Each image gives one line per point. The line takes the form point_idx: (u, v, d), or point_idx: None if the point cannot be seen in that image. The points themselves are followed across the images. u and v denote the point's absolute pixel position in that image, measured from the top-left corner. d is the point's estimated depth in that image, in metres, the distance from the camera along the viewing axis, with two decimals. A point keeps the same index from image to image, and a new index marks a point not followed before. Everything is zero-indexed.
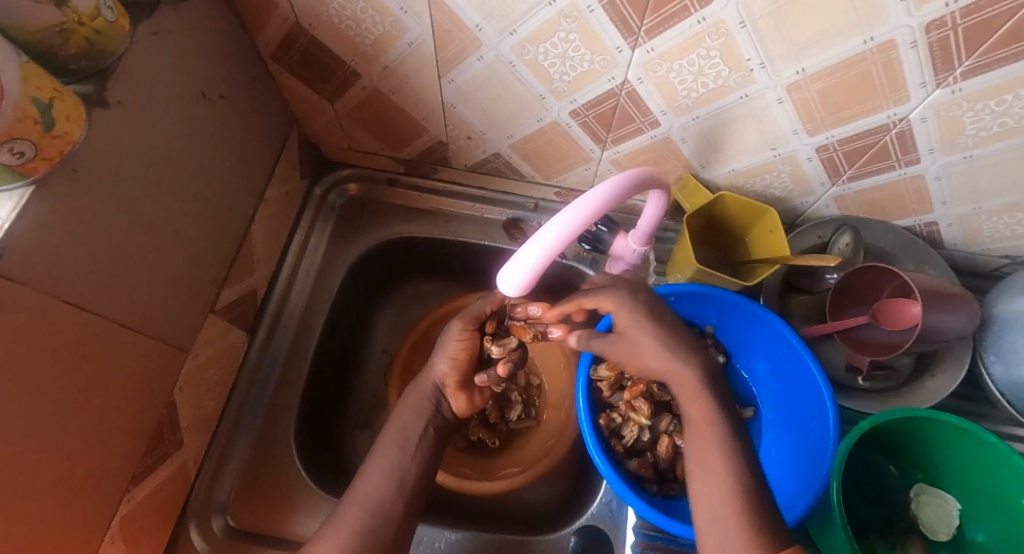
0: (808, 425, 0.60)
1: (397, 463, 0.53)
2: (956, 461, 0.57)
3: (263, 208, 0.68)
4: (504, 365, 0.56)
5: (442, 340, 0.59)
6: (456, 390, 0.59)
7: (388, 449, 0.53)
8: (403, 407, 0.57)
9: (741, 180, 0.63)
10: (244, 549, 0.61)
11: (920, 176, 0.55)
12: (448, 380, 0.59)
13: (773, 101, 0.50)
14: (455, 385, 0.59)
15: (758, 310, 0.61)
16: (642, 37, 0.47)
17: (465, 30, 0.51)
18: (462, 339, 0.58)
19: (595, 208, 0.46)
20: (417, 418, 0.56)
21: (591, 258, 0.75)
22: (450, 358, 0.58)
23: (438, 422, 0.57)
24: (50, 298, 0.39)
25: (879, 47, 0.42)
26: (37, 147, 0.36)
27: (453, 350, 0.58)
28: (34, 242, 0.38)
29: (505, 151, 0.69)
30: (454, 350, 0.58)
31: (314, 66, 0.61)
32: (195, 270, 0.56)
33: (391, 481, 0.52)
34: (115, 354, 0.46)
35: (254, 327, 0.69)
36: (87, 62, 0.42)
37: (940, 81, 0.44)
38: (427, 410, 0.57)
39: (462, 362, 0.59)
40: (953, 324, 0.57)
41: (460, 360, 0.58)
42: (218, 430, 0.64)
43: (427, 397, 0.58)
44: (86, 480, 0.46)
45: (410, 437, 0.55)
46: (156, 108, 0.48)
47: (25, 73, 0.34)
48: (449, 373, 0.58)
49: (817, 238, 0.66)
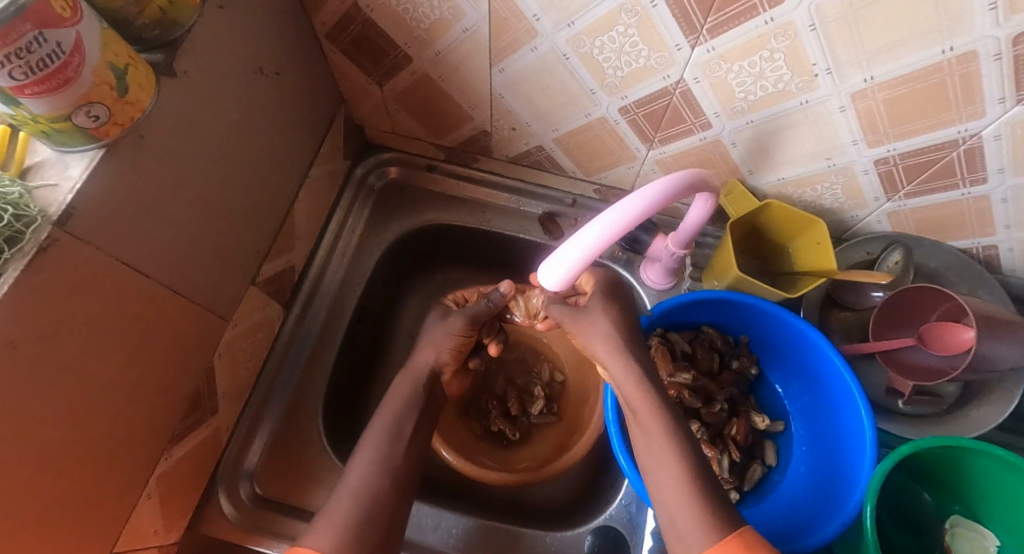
0: (842, 445, 0.58)
1: (400, 448, 0.54)
2: (1000, 497, 0.54)
3: (307, 185, 0.69)
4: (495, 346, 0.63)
5: (431, 328, 0.61)
6: (450, 376, 0.62)
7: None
8: (398, 389, 0.58)
9: (790, 189, 0.62)
10: (267, 518, 0.62)
11: (984, 197, 0.53)
12: (445, 367, 0.60)
13: (834, 109, 0.49)
14: (451, 371, 0.61)
15: (798, 323, 0.59)
16: (704, 36, 0.46)
17: (522, 20, 0.51)
18: (463, 333, 0.59)
19: (641, 208, 0.45)
20: None
21: (626, 259, 0.74)
22: (450, 347, 0.60)
23: None
24: (109, 259, 0.40)
25: (958, 58, 0.41)
26: (110, 112, 0.37)
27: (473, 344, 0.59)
28: (101, 203, 0.39)
29: (549, 144, 0.68)
30: (448, 341, 0.59)
31: (368, 49, 0.62)
32: (241, 242, 0.57)
33: (404, 466, 0.53)
34: (164, 318, 0.48)
35: (290, 301, 0.71)
36: (158, 32, 0.43)
37: (1021, 97, 0.42)
38: (421, 391, 0.58)
39: (462, 352, 0.61)
40: (1007, 353, 0.55)
41: (462, 350, 0.61)
42: (250, 400, 0.66)
43: (428, 382, 0.59)
44: (128, 437, 0.47)
45: None
46: (217, 81, 0.49)
47: (105, 39, 0.35)
48: (447, 361, 0.60)
49: (864, 254, 0.64)
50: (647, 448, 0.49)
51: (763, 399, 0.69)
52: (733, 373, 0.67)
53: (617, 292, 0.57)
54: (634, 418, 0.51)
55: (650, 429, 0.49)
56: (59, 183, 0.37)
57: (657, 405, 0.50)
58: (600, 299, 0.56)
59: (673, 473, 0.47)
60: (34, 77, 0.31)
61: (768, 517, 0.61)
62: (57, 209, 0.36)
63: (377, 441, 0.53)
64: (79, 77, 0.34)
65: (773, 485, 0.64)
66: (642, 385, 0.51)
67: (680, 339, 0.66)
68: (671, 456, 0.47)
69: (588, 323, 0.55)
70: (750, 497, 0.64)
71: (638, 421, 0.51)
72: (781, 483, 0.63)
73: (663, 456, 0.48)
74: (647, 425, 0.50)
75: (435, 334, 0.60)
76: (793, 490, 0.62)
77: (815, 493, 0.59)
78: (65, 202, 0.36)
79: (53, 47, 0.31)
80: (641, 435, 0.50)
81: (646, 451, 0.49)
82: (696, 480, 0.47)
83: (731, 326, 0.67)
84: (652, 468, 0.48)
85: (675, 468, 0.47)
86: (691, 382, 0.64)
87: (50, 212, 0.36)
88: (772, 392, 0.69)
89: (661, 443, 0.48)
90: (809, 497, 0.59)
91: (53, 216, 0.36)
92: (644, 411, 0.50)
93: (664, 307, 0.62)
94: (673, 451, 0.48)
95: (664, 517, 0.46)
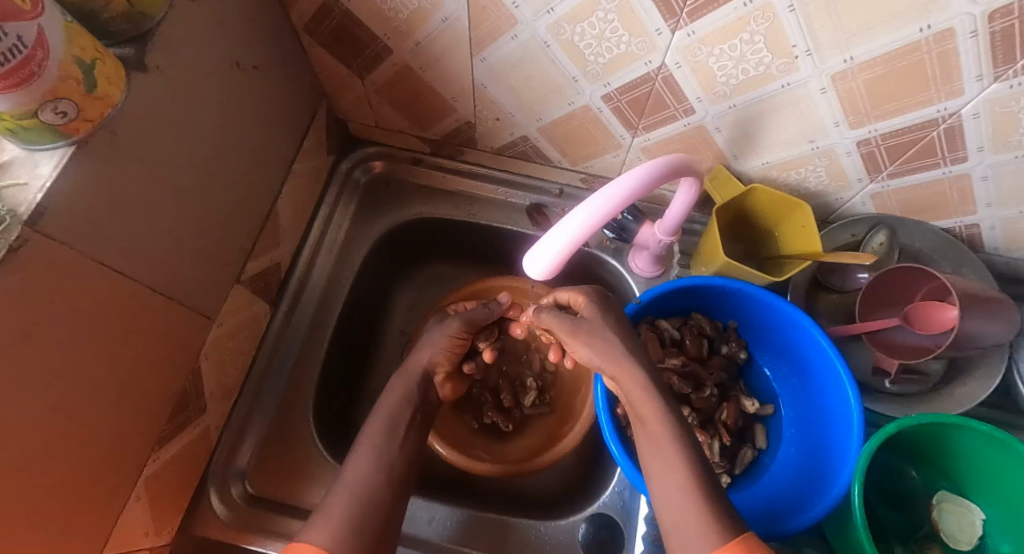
0: (831, 426, 0.58)
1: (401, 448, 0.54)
2: (986, 472, 0.55)
3: (290, 181, 0.68)
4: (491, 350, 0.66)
5: (429, 332, 0.64)
6: (445, 378, 0.63)
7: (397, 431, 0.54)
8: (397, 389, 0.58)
9: (774, 173, 0.62)
10: (261, 517, 0.62)
11: (965, 175, 0.53)
12: (439, 368, 0.62)
13: (816, 90, 0.49)
14: (445, 373, 0.63)
15: (785, 306, 0.59)
16: (684, 19, 0.46)
17: (501, 7, 0.50)
18: (459, 334, 0.63)
19: (624, 195, 0.45)
20: (408, 403, 0.57)
21: (614, 248, 0.74)
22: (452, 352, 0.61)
23: (425, 408, 0.59)
24: (87, 259, 0.40)
25: (936, 36, 0.41)
26: (79, 107, 0.36)
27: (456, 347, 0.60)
28: (73, 202, 0.38)
29: (533, 134, 0.68)
30: (444, 341, 0.62)
31: (346, 41, 0.61)
32: (224, 240, 0.57)
33: (393, 460, 0.53)
34: (145, 319, 0.47)
35: (277, 300, 0.70)
36: (127, 25, 0.42)
37: (999, 74, 0.43)
38: (417, 391, 0.59)
39: (455, 354, 0.63)
40: (989, 329, 0.55)
41: (455, 354, 0.63)
42: (240, 399, 0.66)
43: (421, 382, 0.60)
44: (113, 439, 0.47)
45: (411, 422, 0.56)
46: (191, 75, 0.48)
47: (69, 32, 0.35)
48: (441, 361, 0.62)
49: (850, 236, 0.64)
50: (655, 454, 0.48)
51: (753, 383, 0.70)
52: (722, 358, 0.67)
53: (607, 300, 0.60)
54: (640, 424, 0.51)
55: (653, 426, 0.49)
56: (30, 181, 0.36)
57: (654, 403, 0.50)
58: (594, 306, 0.58)
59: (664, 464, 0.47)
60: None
61: (759, 498, 0.61)
62: (28, 208, 0.35)
63: (369, 441, 0.53)
64: (44, 72, 0.33)
65: (764, 467, 0.64)
66: (645, 384, 0.51)
67: (669, 326, 0.66)
68: (678, 458, 0.47)
69: (585, 329, 0.56)
70: (742, 479, 0.64)
71: (646, 428, 0.50)
72: (772, 465, 0.64)
73: (667, 460, 0.47)
74: (655, 430, 0.49)
75: (433, 336, 0.63)
76: (783, 472, 0.63)
77: (805, 474, 0.59)
78: (36, 201, 0.36)
79: (15, 40, 0.30)
80: (646, 440, 0.50)
81: (653, 457, 0.49)
82: (688, 469, 0.46)
83: (720, 312, 0.67)
84: (658, 474, 0.48)
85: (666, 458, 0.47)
86: (680, 368, 0.64)
87: (20, 211, 0.35)
88: (761, 375, 0.69)
89: (669, 448, 0.48)
90: (799, 478, 0.60)
91: (22, 215, 0.35)
92: (652, 417, 0.50)
93: (652, 294, 0.62)
94: (673, 447, 0.48)
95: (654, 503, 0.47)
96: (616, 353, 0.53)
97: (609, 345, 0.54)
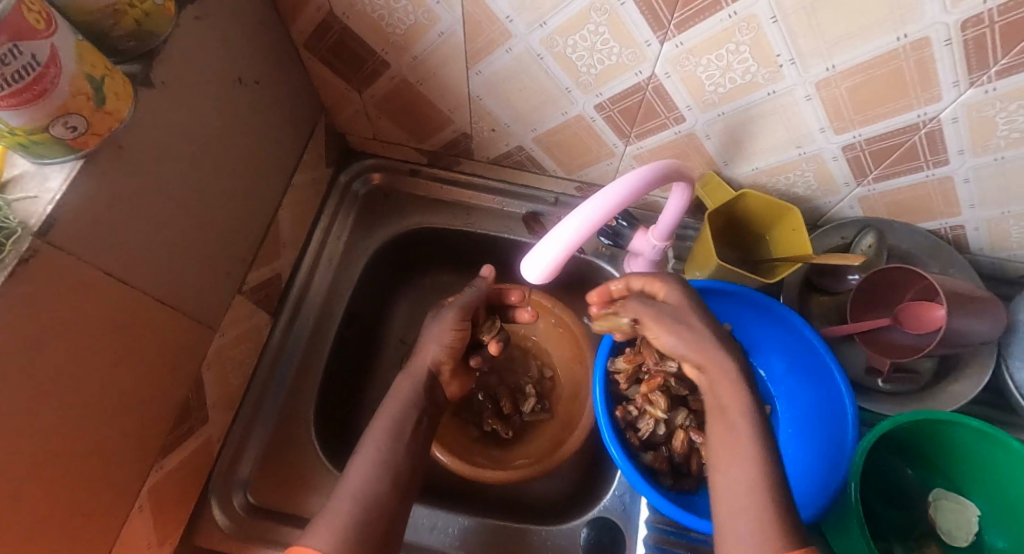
0: (825, 427, 0.60)
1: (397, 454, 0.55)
2: (978, 468, 0.56)
3: (290, 193, 0.69)
4: (495, 343, 0.66)
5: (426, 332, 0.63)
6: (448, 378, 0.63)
7: (391, 437, 0.55)
8: (399, 392, 0.59)
9: (763, 178, 0.63)
10: (263, 527, 0.62)
11: (948, 178, 0.55)
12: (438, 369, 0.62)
13: (800, 98, 0.50)
14: (448, 372, 0.63)
15: (779, 309, 0.61)
16: (672, 31, 0.47)
17: (496, 21, 0.52)
18: (455, 338, 0.62)
19: (615, 203, 0.46)
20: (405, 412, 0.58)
21: (609, 254, 0.76)
22: (442, 354, 0.61)
23: (429, 410, 0.60)
24: (94, 271, 0.41)
25: (912, 45, 0.42)
26: (88, 122, 0.38)
27: (446, 350, 0.61)
28: (82, 214, 0.39)
29: (529, 144, 0.69)
30: (446, 353, 0.62)
31: (346, 56, 0.63)
32: (226, 251, 0.58)
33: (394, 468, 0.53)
34: (150, 329, 0.48)
35: (277, 310, 0.71)
36: (134, 43, 0.43)
37: (974, 80, 0.44)
38: (416, 395, 0.59)
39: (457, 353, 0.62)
40: (978, 328, 0.56)
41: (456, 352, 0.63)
42: (241, 409, 0.66)
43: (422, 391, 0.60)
44: (117, 448, 0.48)
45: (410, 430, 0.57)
46: (195, 90, 0.49)
47: (80, 51, 0.36)
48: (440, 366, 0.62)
49: (840, 239, 0.65)
50: (728, 449, 0.46)
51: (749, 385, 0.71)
52: None
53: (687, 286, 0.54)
54: (720, 414, 0.48)
55: (736, 428, 0.47)
56: (39, 195, 0.37)
57: (747, 407, 0.47)
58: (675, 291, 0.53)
59: (747, 469, 0.44)
60: (10, 88, 0.31)
61: None
62: (38, 220, 0.37)
63: (371, 448, 0.54)
64: (56, 88, 0.34)
65: None
66: (739, 386, 0.48)
67: None
68: (752, 463, 0.45)
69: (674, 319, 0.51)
70: None
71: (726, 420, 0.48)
72: None
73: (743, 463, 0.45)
74: (737, 424, 0.47)
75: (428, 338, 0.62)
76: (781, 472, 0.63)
77: (801, 474, 0.60)
78: (45, 213, 0.37)
79: (28, 59, 0.32)
80: (722, 432, 0.47)
81: (723, 452, 0.46)
82: (760, 472, 0.44)
83: None
84: (728, 469, 0.45)
85: (755, 465, 0.45)
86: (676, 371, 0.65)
87: (30, 223, 0.36)
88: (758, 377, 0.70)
89: (748, 446, 0.45)
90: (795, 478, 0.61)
91: (33, 227, 0.36)
92: (736, 410, 0.47)
93: None
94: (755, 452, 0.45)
95: (726, 505, 0.44)
96: (706, 345, 0.50)
97: (690, 337, 0.50)
